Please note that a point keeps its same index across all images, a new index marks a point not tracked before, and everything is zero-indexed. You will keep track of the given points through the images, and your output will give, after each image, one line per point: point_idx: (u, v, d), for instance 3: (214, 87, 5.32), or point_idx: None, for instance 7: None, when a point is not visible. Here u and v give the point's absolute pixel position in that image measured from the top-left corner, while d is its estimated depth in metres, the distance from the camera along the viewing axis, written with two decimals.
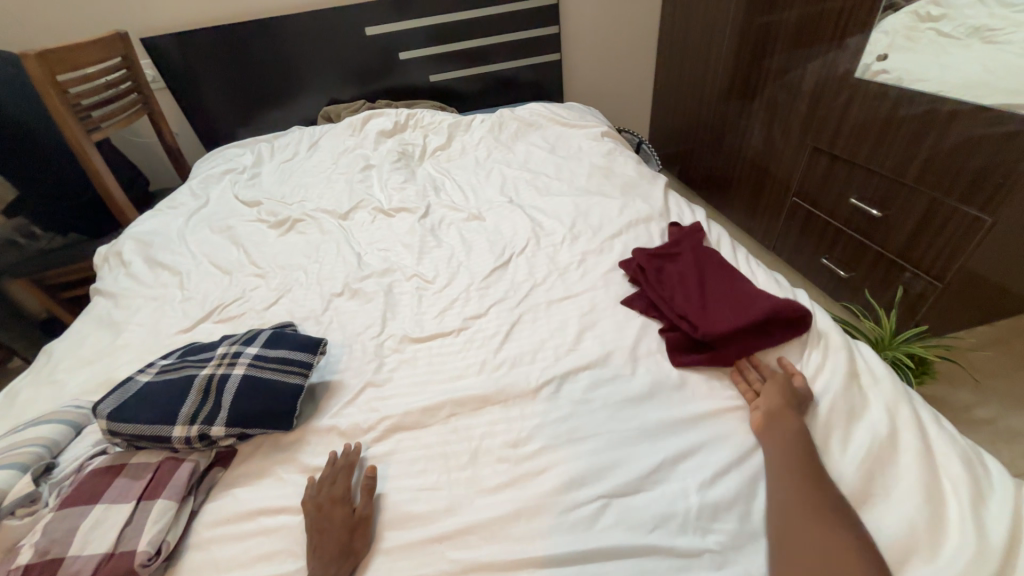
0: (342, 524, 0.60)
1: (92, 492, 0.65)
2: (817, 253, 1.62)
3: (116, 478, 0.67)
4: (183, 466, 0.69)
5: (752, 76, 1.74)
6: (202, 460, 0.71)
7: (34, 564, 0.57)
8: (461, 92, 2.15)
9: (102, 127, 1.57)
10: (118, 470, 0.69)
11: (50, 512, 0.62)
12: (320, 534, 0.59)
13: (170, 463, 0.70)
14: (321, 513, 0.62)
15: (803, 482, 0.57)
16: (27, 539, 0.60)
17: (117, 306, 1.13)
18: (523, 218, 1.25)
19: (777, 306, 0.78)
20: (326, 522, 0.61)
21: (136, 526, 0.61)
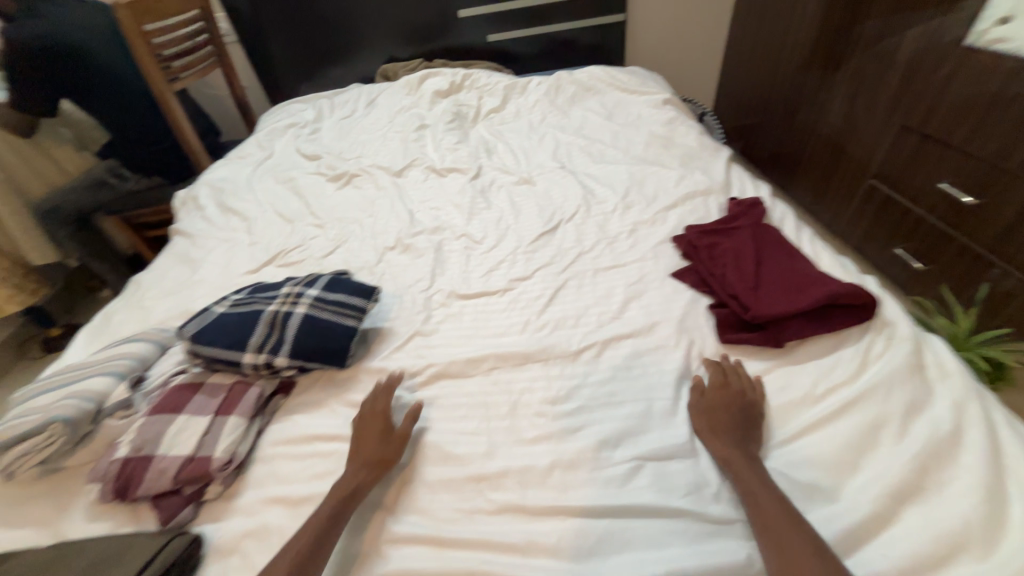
0: (375, 440, 0.66)
1: (177, 403, 0.73)
2: (890, 243, 1.49)
3: (195, 393, 0.75)
4: (251, 390, 0.76)
5: (839, 43, 1.57)
6: (268, 386, 0.78)
7: (130, 459, 0.66)
8: (519, 53, 2.09)
9: (181, 78, 1.67)
10: (196, 388, 0.76)
11: (142, 417, 0.71)
12: (361, 444, 0.66)
13: (241, 386, 0.77)
14: (363, 426, 0.68)
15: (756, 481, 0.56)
16: (126, 436, 0.69)
17: (194, 245, 1.23)
18: (574, 184, 1.22)
19: (843, 290, 0.72)
20: (365, 433, 0.67)
21: (212, 437, 0.69)
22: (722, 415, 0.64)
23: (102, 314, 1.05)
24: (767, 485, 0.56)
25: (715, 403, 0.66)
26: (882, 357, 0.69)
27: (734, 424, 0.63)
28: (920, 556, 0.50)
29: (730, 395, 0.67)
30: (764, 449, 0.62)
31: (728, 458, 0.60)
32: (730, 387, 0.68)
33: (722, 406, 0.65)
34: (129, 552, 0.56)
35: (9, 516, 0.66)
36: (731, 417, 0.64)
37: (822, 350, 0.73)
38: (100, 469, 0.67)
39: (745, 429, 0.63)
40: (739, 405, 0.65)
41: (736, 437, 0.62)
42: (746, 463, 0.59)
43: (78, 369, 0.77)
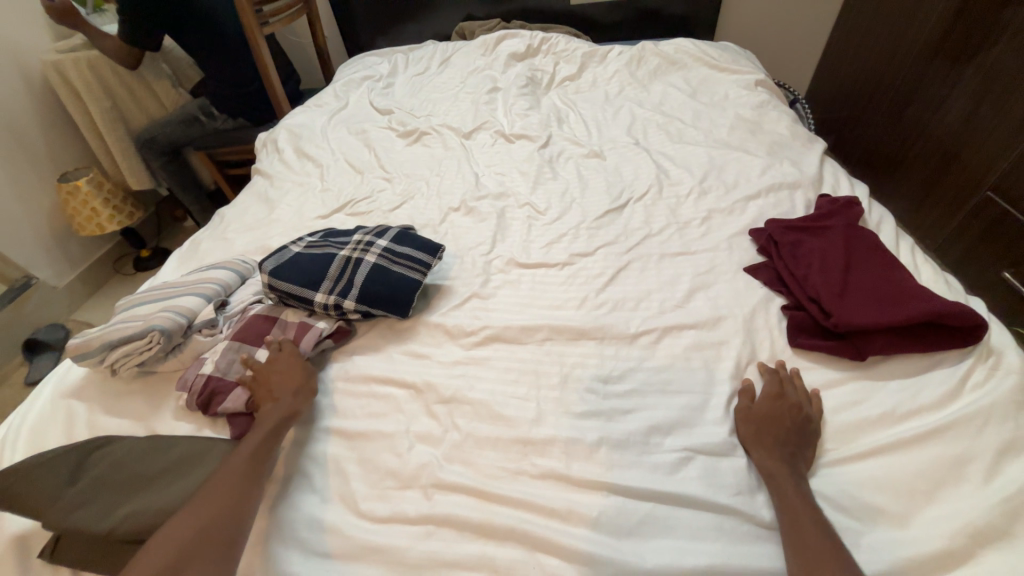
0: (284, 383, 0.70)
1: (257, 335, 0.80)
2: (999, 265, 1.33)
3: (270, 328, 0.82)
4: (312, 330, 0.80)
5: (977, 32, 1.37)
6: (324, 329, 0.81)
7: (212, 378, 0.73)
8: (601, 19, 1.98)
9: (270, 23, 1.72)
10: (271, 321, 0.83)
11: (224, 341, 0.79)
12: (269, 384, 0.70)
13: (306, 325, 0.81)
14: (268, 368, 0.72)
15: (795, 502, 0.53)
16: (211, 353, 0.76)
17: (272, 186, 1.30)
18: (648, 163, 1.17)
19: (947, 308, 0.65)
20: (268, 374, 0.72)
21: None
22: (772, 430, 0.60)
23: (191, 241, 1.14)
24: (812, 507, 0.53)
25: (766, 412, 0.62)
26: (977, 390, 0.62)
27: (786, 438, 0.59)
28: None
29: (789, 410, 0.62)
30: (813, 469, 0.59)
31: (773, 470, 0.57)
32: (784, 396, 0.64)
33: (773, 416, 0.62)
34: (210, 455, 0.63)
35: (112, 406, 0.76)
36: (780, 424, 0.61)
37: (907, 370, 0.67)
38: (188, 379, 0.74)
39: (797, 443, 0.59)
40: (788, 414, 0.62)
41: (785, 450, 0.59)
42: (793, 478, 0.56)
43: (172, 287, 0.85)
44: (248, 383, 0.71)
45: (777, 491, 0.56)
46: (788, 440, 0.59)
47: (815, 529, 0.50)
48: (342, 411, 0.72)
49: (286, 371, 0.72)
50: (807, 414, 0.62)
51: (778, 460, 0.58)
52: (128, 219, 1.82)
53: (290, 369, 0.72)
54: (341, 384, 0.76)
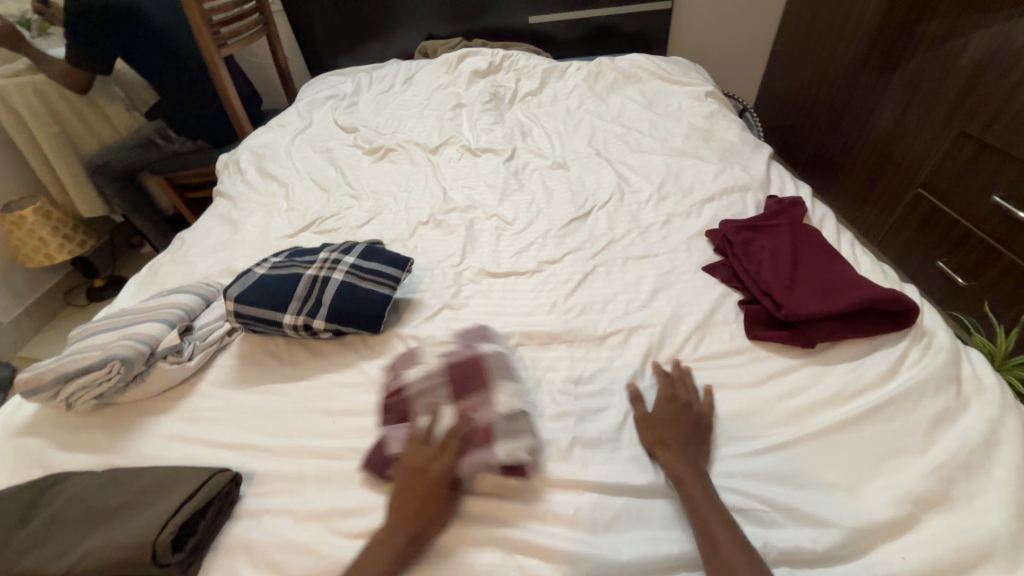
0: (422, 495, 0.57)
1: (465, 388, 0.69)
2: (933, 256, 1.44)
3: (476, 392, 0.69)
4: (487, 453, 0.61)
5: (899, 44, 1.51)
6: (498, 458, 0.60)
7: (399, 399, 0.70)
8: (559, 36, 2.06)
9: (229, 44, 1.70)
10: (482, 385, 0.70)
11: (439, 364, 0.74)
12: (407, 483, 0.59)
13: (492, 432, 0.63)
14: (420, 460, 0.60)
15: (702, 500, 0.55)
16: (423, 368, 0.74)
17: (235, 207, 1.27)
18: (609, 172, 1.22)
19: (883, 295, 0.71)
20: (412, 471, 0.60)
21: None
22: (670, 432, 0.62)
23: (149, 266, 1.10)
24: (717, 505, 0.54)
25: (662, 414, 0.64)
26: (913, 366, 0.68)
27: (682, 436, 0.62)
28: (939, 564, 0.49)
29: (680, 411, 0.65)
30: (712, 467, 0.61)
31: (681, 470, 0.58)
32: (676, 398, 0.67)
33: (668, 417, 0.64)
34: (175, 482, 0.59)
35: (69, 442, 0.72)
36: (673, 425, 0.63)
37: (851, 354, 0.72)
38: (391, 382, 0.74)
39: (693, 443, 0.61)
40: (679, 415, 0.64)
41: (683, 450, 0.60)
42: (697, 480, 0.57)
43: (132, 314, 0.82)
44: (410, 445, 0.62)
45: (685, 494, 0.56)
46: (684, 439, 0.61)
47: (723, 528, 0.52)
48: (314, 429, 0.71)
49: (425, 483, 0.58)
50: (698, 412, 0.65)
51: (684, 461, 0.59)
52: (79, 248, 1.74)
53: (427, 486, 0.58)
54: (310, 404, 0.75)
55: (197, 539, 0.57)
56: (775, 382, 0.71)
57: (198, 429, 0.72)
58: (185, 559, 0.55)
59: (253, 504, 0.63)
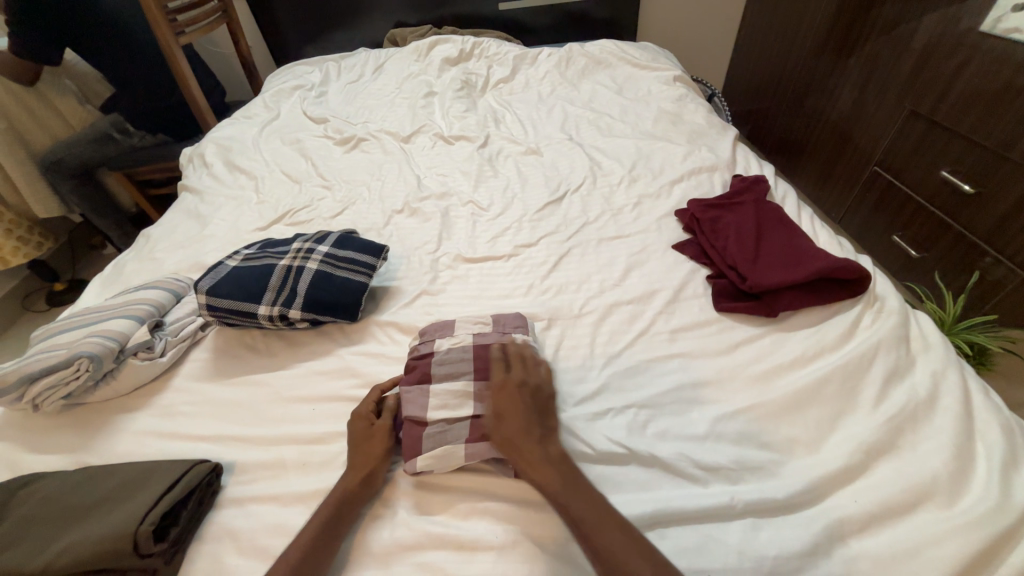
0: (362, 460, 0.61)
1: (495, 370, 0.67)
2: (889, 230, 1.51)
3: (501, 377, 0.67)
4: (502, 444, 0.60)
5: (855, 28, 1.56)
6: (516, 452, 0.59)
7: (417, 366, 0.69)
8: (530, 23, 2.05)
9: (187, 32, 1.64)
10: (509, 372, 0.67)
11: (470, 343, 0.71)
12: (353, 451, 0.63)
13: None
14: (364, 428, 0.64)
15: (567, 489, 0.54)
16: (454, 340, 0.71)
17: (202, 201, 1.24)
18: (582, 156, 1.23)
19: (838, 264, 0.75)
20: (361, 438, 0.64)
21: (438, 433, 0.62)
22: (513, 419, 0.60)
23: (113, 264, 1.07)
24: (582, 489, 0.54)
25: (504, 411, 0.60)
26: (868, 329, 0.72)
27: (528, 420, 0.60)
28: (887, 504, 0.54)
29: (517, 393, 0.62)
30: (682, 430, 0.64)
31: (550, 470, 0.55)
32: (514, 382, 0.63)
33: (509, 404, 0.61)
34: (153, 476, 0.59)
35: (38, 444, 0.70)
36: (513, 420, 0.60)
37: (810, 321, 0.76)
38: (418, 350, 0.72)
39: (543, 431, 0.59)
40: (520, 407, 0.61)
41: (535, 452, 0.56)
42: (566, 488, 0.54)
43: (100, 311, 0.80)
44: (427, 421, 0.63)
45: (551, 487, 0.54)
46: (530, 423, 0.59)
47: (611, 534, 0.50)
48: (296, 417, 0.71)
49: (360, 449, 0.62)
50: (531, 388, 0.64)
51: (542, 466, 0.55)
52: (36, 251, 1.69)
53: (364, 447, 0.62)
54: (289, 395, 0.74)
55: (180, 529, 0.57)
56: (741, 350, 0.74)
57: (174, 424, 0.71)
58: (168, 549, 0.55)
59: (237, 493, 0.63)
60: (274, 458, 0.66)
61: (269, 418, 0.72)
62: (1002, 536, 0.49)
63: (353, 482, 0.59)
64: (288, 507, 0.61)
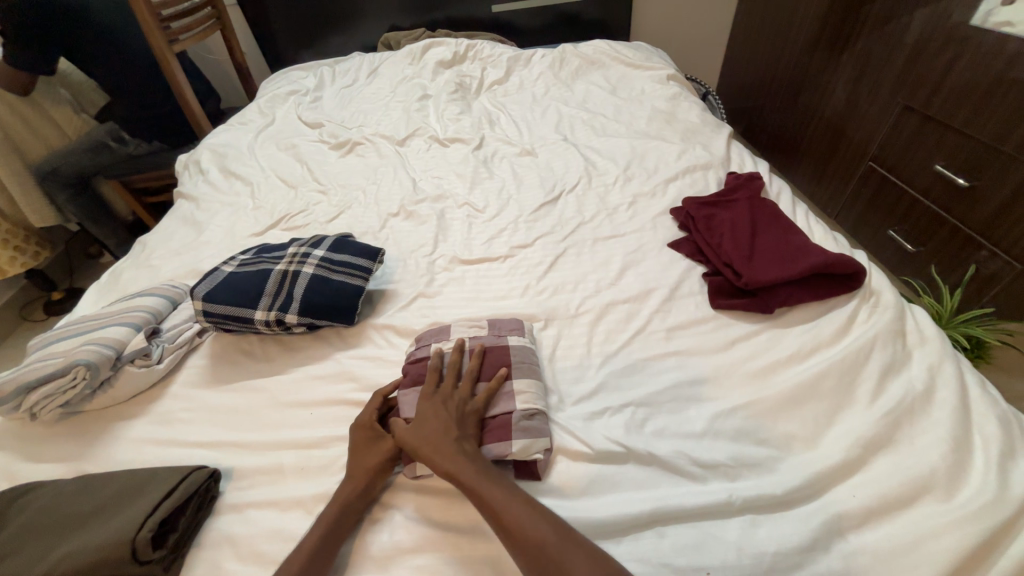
0: (364, 467, 0.60)
1: (492, 372, 0.68)
2: (885, 225, 1.52)
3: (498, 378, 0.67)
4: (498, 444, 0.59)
5: (846, 25, 1.57)
6: (513, 452, 0.59)
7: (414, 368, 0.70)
8: (523, 24, 2.06)
9: (180, 40, 1.64)
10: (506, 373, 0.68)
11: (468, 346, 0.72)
12: (354, 457, 0.62)
13: (509, 426, 0.61)
14: (369, 437, 0.64)
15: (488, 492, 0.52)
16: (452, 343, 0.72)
17: (198, 208, 1.24)
18: (577, 157, 1.24)
19: (832, 259, 0.75)
20: (364, 446, 0.63)
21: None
22: (430, 429, 0.59)
23: (109, 272, 1.07)
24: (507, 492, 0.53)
25: (420, 417, 0.61)
26: (864, 324, 0.73)
27: (445, 428, 0.59)
28: (885, 498, 0.54)
29: (438, 405, 0.62)
30: (680, 428, 0.64)
31: (469, 477, 0.54)
32: (439, 395, 0.63)
33: (430, 416, 0.61)
34: (151, 483, 0.59)
35: (36, 453, 0.70)
36: (431, 424, 0.60)
37: (806, 316, 0.76)
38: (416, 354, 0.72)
39: (465, 439, 0.58)
40: (437, 412, 0.61)
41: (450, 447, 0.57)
42: (490, 491, 0.52)
43: (96, 319, 0.80)
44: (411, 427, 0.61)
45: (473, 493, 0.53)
46: (448, 431, 0.58)
47: (522, 506, 0.51)
48: (293, 422, 0.71)
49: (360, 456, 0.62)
50: (456, 398, 0.63)
51: (454, 457, 0.55)
52: (33, 259, 1.69)
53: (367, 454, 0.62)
54: (287, 399, 0.74)
55: (179, 535, 0.56)
56: (737, 347, 0.74)
57: (172, 432, 0.71)
58: (167, 557, 0.55)
59: (235, 498, 0.63)
60: (272, 462, 0.66)
61: (268, 423, 0.72)
62: (1000, 528, 0.49)
63: (354, 487, 0.59)
64: (287, 512, 0.61)
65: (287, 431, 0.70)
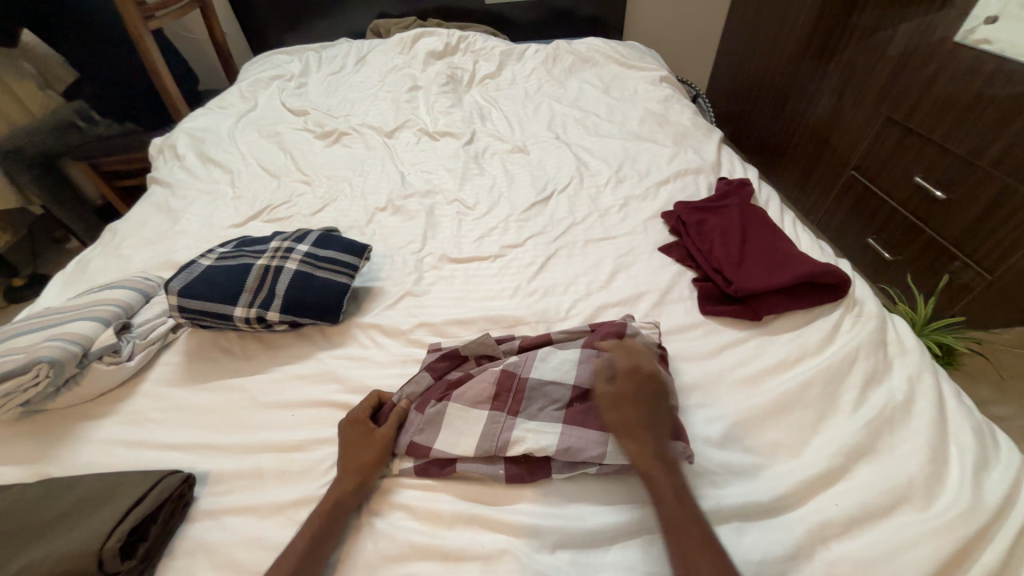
0: (356, 466, 0.59)
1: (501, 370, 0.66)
2: (865, 232, 1.55)
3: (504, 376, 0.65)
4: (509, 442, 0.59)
5: (834, 34, 1.59)
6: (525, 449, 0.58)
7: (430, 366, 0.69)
8: (516, 18, 2.03)
9: (157, 16, 1.56)
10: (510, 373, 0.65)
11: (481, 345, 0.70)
12: (344, 456, 0.61)
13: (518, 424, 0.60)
14: (364, 429, 0.63)
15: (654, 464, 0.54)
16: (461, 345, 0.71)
17: (173, 195, 1.18)
18: (569, 156, 1.23)
19: (822, 268, 0.76)
20: (358, 440, 0.62)
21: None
22: (631, 400, 0.58)
23: (76, 261, 1.01)
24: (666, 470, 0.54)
25: (626, 391, 0.59)
26: (846, 333, 0.74)
27: (642, 405, 0.58)
28: (865, 507, 0.55)
29: (639, 380, 0.60)
30: None
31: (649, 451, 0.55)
32: (631, 371, 0.60)
33: (629, 391, 0.59)
34: (120, 489, 0.56)
35: None
36: (640, 398, 0.58)
37: (794, 324, 0.78)
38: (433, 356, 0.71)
39: (643, 419, 0.57)
40: (649, 392, 0.59)
41: (652, 423, 0.57)
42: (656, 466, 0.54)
43: (61, 312, 0.75)
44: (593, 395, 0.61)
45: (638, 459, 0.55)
46: (643, 405, 0.58)
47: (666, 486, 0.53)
48: (274, 423, 0.69)
49: (354, 452, 0.61)
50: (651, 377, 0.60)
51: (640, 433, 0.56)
52: None
53: (360, 450, 0.61)
54: (266, 400, 0.71)
55: (149, 544, 0.54)
56: (726, 353, 0.75)
57: (143, 432, 0.68)
58: (137, 567, 0.52)
59: (210, 505, 0.60)
60: (251, 466, 0.63)
61: (247, 424, 0.69)
62: (975, 536, 0.51)
63: (345, 487, 0.57)
64: (265, 518, 0.58)
65: (266, 433, 0.67)
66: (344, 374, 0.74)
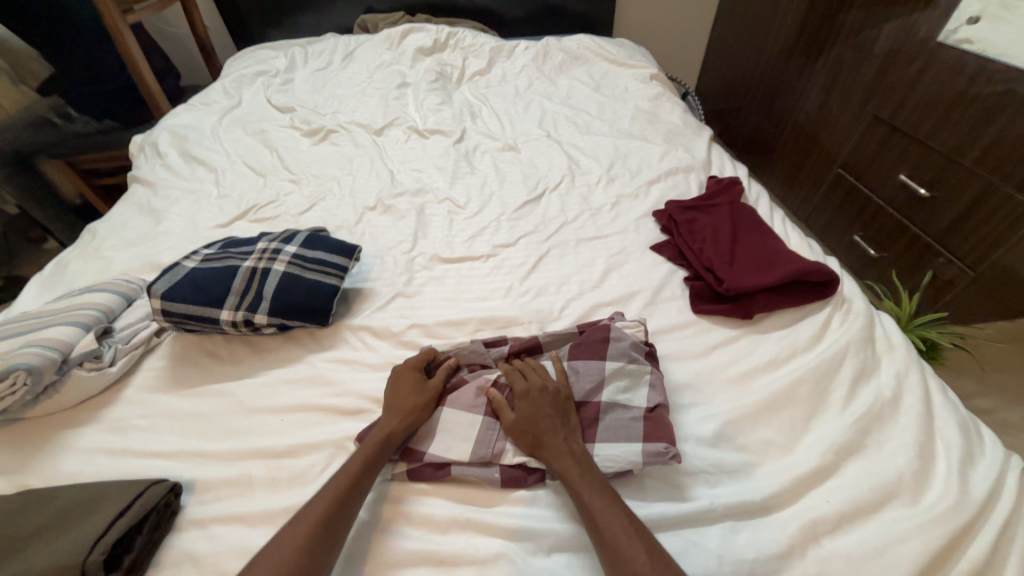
0: (409, 405, 0.62)
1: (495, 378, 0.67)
2: (851, 229, 1.58)
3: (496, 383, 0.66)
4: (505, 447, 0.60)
5: (821, 32, 1.60)
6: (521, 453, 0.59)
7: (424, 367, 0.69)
8: (505, 14, 2.01)
9: (135, 10, 1.52)
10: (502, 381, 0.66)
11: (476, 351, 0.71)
12: (395, 397, 0.64)
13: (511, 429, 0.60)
14: (416, 380, 0.65)
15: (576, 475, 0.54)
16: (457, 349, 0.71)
17: (155, 194, 1.15)
18: (560, 154, 1.22)
19: (810, 266, 0.77)
20: (410, 386, 0.65)
21: (613, 422, 0.61)
22: (538, 421, 0.59)
23: (54, 262, 0.98)
24: (589, 480, 0.53)
25: (532, 413, 0.59)
26: (836, 331, 0.75)
27: (551, 423, 0.58)
28: (856, 504, 0.55)
29: (546, 400, 0.61)
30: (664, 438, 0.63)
31: (566, 466, 0.55)
32: (536, 389, 0.62)
33: (535, 413, 0.59)
34: (103, 499, 0.54)
35: None
36: (549, 415, 0.59)
37: (784, 322, 0.78)
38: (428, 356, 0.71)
39: (553, 437, 0.57)
40: (558, 408, 0.60)
41: (560, 438, 0.57)
42: (579, 479, 0.53)
43: (38, 317, 0.73)
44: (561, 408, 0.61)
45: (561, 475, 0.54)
46: (551, 424, 0.58)
47: (593, 496, 0.52)
48: (263, 429, 0.67)
49: (404, 397, 0.63)
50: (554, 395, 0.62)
51: (556, 450, 0.56)
52: None
53: (409, 392, 0.64)
54: (256, 406, 0.70)
55: (135, 555, 0.52)
56: (719, 351, 0.75)
57: (126, 440, 0.66)
58: None
59: (197, 513, 0.59)
60: (240, 474, 0.62)
61: (235, 430, 0.68)
62: (961, 530, 0.52)
63: (390, 429, 0.60)
64: (254, 527, 0.57)
65: (254, 439, 0.66)
66: (335, 377, 0.73)
